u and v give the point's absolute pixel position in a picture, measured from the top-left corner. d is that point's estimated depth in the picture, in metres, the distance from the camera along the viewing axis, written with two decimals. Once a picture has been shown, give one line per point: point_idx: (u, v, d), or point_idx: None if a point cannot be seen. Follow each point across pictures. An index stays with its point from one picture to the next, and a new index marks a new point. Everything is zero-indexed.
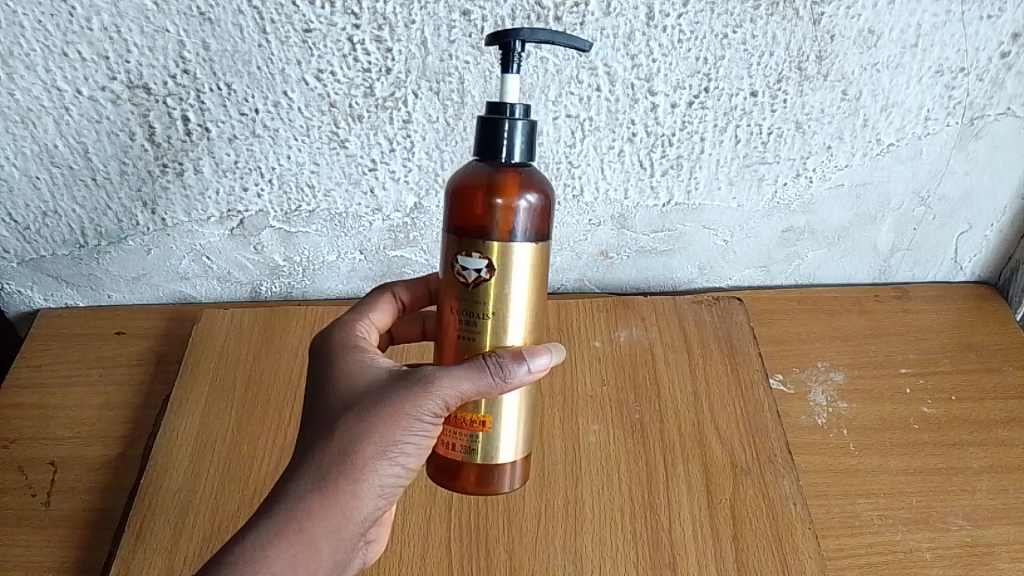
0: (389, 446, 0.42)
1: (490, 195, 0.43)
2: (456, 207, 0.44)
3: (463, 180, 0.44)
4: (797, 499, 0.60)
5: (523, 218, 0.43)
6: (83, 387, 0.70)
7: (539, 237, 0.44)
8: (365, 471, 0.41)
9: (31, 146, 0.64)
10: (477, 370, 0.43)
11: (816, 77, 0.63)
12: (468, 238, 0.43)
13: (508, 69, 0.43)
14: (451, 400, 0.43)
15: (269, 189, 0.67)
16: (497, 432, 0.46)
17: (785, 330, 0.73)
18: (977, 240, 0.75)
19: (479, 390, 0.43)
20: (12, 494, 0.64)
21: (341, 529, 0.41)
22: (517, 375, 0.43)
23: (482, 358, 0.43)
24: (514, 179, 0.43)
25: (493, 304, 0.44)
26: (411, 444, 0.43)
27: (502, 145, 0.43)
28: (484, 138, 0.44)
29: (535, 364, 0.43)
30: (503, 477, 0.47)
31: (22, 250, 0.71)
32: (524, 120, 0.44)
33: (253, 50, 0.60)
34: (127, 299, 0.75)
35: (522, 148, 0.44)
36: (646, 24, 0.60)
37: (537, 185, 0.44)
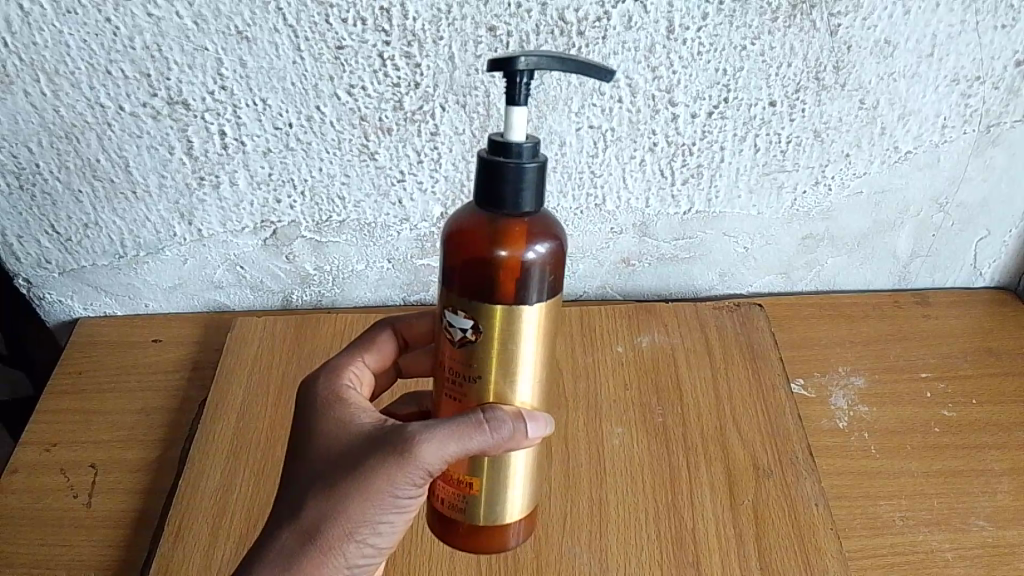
0: (361, 523, 0.43)
1: (496, 250, 0.41)
2: (458, 255, 0.42)
3: (467, 227, 0.42)
4: (819, 500, 0.61)
5: (532, 273, 0.41)
6: (122, 393, 0.73)
7: (548, 292, 0.42)
8: (335, 548, 0.43)
9: (74, 160, 0.67)
10: (464, 436, 0.41)
11: (834, 87, 0.65)
12: (474, 296, 0.41)
13: (513, 102, 0.39)
14: (433, 466, 0.42)
15: (301, 202, 0.70)
16: (486, 494, 0.45)
17: (804, 336, 0.75)
18: (996, 246, 0.77)
19: (466, 453, 0.42)
20: (54, 495, 0.66)
21: None
22: (506, 442, 0.42)
23: (473, 416, 0.42)
24: (522, 230, 0.41)
25: (499, 367, 0.42)
26: (393, 513, 0.43)
27: (507, 193, 0.40)
28: (488, 182, 0.41)
29: (530, 430, 0.43)
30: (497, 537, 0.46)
31: (64, 260, 0.74)
32: (533, 164, 0.40)
33: (288, 66, 0.62)
34: (164, 307, 0.79)
35: (530, 196, 0.41)
36: (666, 37, 0.61)
37: (545, 235, 0.42)
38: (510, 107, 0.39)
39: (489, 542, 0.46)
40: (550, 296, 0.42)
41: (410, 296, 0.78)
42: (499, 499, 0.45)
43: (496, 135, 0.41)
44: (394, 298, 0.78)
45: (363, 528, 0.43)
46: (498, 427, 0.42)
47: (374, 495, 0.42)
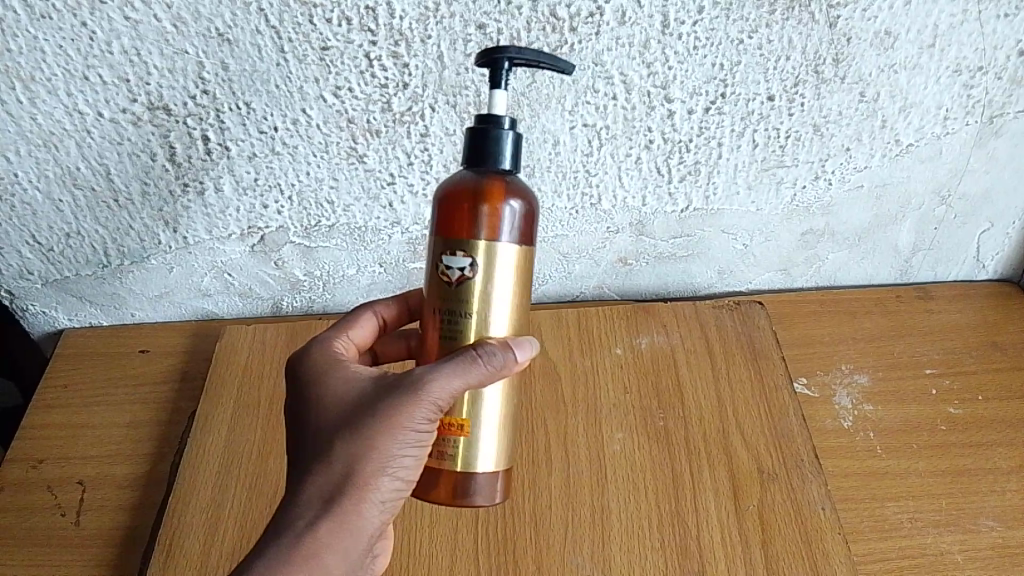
0: (389, 460, 0.42)
1: (476, 201, 0.44)
2: (443, 214, 0.45)
3: (451, 188, 0.45)
4: (826, 504, 0.60)
5: (506, 223, 0.44)
6: (109, 406, 0.71)
7: (522, 244, 0.45)
8: (369, 488, 0.42)
9: (53, 169, 0.65)
10: (467, 369, 0.42)
11: (834, 81, 0.63)
12: (454, 240, 0.44)
13: (497, 85, 0.45)
14: (444, 400, 0.42)
15: (288, 206, 0.68)
16: (478, 437, 0.45)
17: (806, 333, 0.73)
18: (999, 238, 0.75)
19: (469, 386, 0.43)
20: (41, 514, 0.64)
21: (353, 545, 0.41)
22: (504, 369, 0.43)
23: (470, 350, 0.43)
24: (499, 186, 0.44)
25: (476, 310, 0.44)
26: (418, 453, 0.43)
27: (490, 151, 0.45)
28: (473, 147, 0.45)
29: (520, 354, 0.44)
30: (478, 491, 0.45)
31: (46, 271, 0.72)
32: (511, 131, 0.45)
33: (272, 69, 0.60)
34: (151, 317, 0.77)
35: (508, 159, 0.45)
36: (661, 32, 0.60)
37: (520, 195, 0.45)
38: (495, 89, 0.46)
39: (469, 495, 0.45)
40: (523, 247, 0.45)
41: None
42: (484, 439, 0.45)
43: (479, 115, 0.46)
44: None
45: (393, 467, 0.42)
46: (494, 354, 0.43)
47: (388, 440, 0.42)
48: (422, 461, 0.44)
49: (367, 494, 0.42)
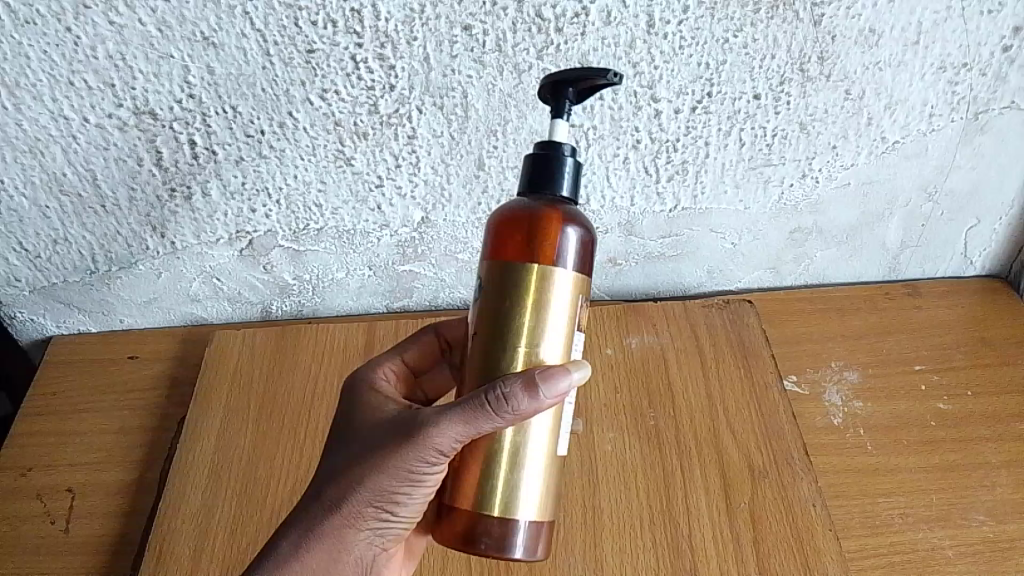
0: (378, 494, 0.44)
1: (532, 224, 0.43)
2: (496, 239, 0.45)
3: (507, 211, 0.45)
4: (816, 500, 0.60)
5: (565, 248, 0.43)
6: (100, 413, 0.71)
7: (580, 273, 0.44)
8: (353, 516, 0.44)
9: (40, 175, 0.64)
10: (478, 417, 0.41)
11: (819, 78, 0.63)
12: (507, 266, 0.43)
13: (559, 116, 0.45)
14: (446, 446, 0.42)
15: (276, 210, 0.68)
16: (516, 485, 0.43)
17: (795, 331, 0.74)
18: (986, 235, 0.76)
19: (483, 432, 0.42)
20: (31, 522, 0.64)
21: (336, 562, 0.45)
22: (526, 414, 0.41)
23: (486, 395, 0.41)
24: (558, 211, 0.44)
25: (525, 332, 0.43)
26: (412, 491, 0.44)
27: (550, 175, 0.44)
28: (533, 175, 0.45)
29: (551, 391, 0.41)
30: (509, 542, 0.43)
31: (34, 278, 0.71)
32: (572, 158, 0.45)
33: (257, 72, 0.60)
34: (140, 323, 0.76)
35: (569, 188, 0.45)
36: (647, 32, 0.60)
37: (581, 225, 0.45)
38: (556, 118, 0.46)
39: (504, 542, 0.43)
40: (580, 276, 0.44)
41: (394, 303, 0.77)
42: (526, 479, 0.43)
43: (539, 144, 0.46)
44: (376, 305, 0.77)
45: (381, 501, 0.44)
46: (512, 404, 0.41)
47: (383, 478, 0.43)
48: (420, 496, 0.45)
49: (355, 524, 0.45)
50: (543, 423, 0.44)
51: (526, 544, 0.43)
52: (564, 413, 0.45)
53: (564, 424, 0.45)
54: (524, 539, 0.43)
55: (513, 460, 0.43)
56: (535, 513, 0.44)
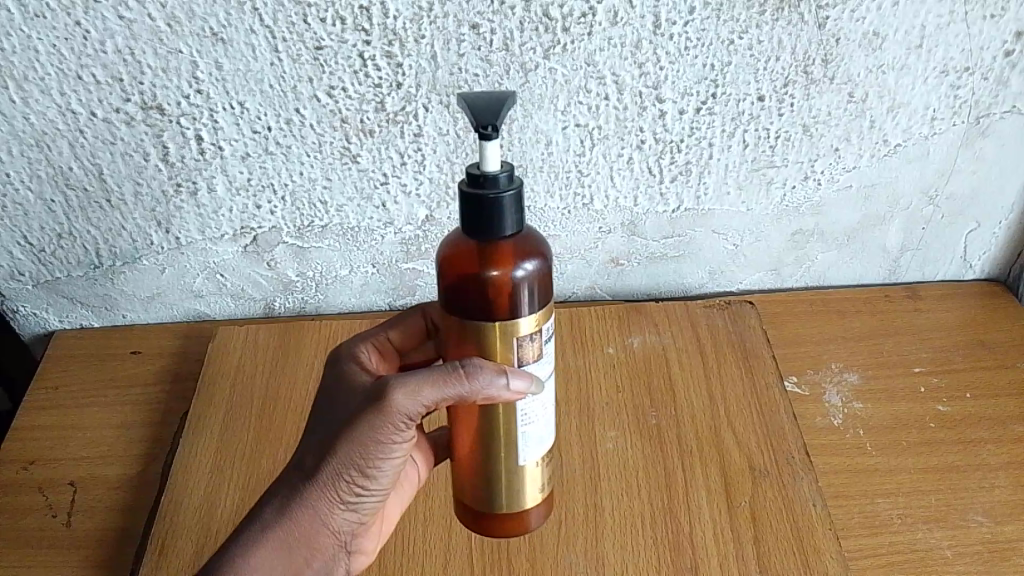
0: (351, 466, 0.44)
1: (485, 269, 0.41)
2: (449, 279, 0.42)
3: (456, 253, 0.42)
4: (816, 499, 0.60)
5: (522, 293, 0.42)
6: (101, 407, 0.71)
7: (541, 305, 0.43)
8: (328, 487, 0.44)
9: (46, 169, 0.65)
10: (439, 382, 0.42)
11: (823, 81, 0.64)
12: (467, 311, 0.42)
13: (488, 139, 0.39)
14: (411, 410, 0.43)
15: (282, 207, 0.68)
16: (519, 482, 0.47)
17: (797, 331, 0.75)
18: (986, 239, 0.76)
19: (444, 398, 0.42)
20: (32, 515, 0.63)
21: (315, 532, 0.45)
22: (487, 396, 0.42)
23: (452, 364, 0.42)
24: (510, 253, 0.41)
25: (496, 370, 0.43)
26: (384, 459, 0.44)
27: (492, 219, 0.40)
28: (468, 214, 0.41)
29: (512, 383, 0.42)
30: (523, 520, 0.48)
31: (38, 272, 0.72)
32: (510, 191, 0.40)
33: (266, 68, 0.60)
34: (142, 318, 0.77)
35: (512, 222, 0.41)
36: (653, 33, 0.60)
37: (533, 251, 0.42)
38: (485, 142, 0.39)
39: (515, 524, 0.48)
40: (542, 308, 0.43)
41: (397, 300, 0.77)
42: (525, 481, 0.47)
43: (474, 167, 0.41)
44: (379, 302, 0.76)
45: (354, 472, 0.44)
46: (475, 374, 0.41)
47: (355, 448, 0.44)
48: (392, 464, 0.45)
49: (330, 496, 0.45)
50: (531, 436, 0.46)
51: (535, 517, 0.49)
52: (549, 414, 0.46)
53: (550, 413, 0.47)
54: (531, 517, 0.48)
55: (512, 472, 0.46)
56: (540, 495, 0.48)
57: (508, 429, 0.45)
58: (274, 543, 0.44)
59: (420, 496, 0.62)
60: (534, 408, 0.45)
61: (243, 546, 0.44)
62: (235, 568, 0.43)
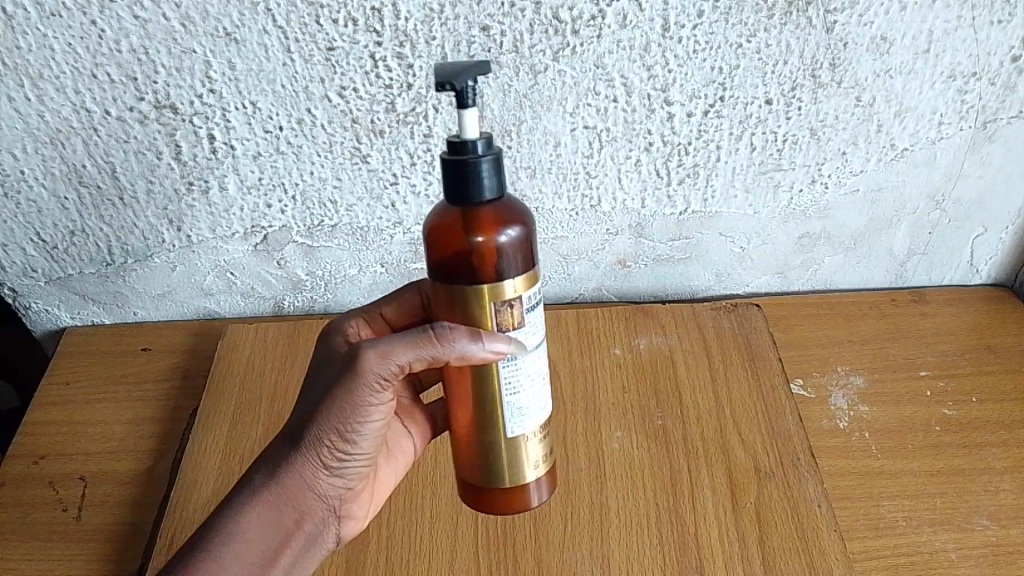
0: (331, 430, 0.45)
1: (467, 236, 0.42)
2: (434, 251, 0.43)
3: (438, 223, 0.43)
4: (821, 501, 0.60)
5: (505, 256, 0.42)
6: (112, 403, 0.71)
7: (525, 270, 0.43)
8: (309, 452, 0.45)
9: (60, 166, 0.65)
10: (412, 343, 0.43)
11: (831, 85, 0.64)
12: (453, 279, 0.43)
13: (464, 105, 0.40)
14: (386, 372, 0.44)
15: (292, 206, 0.69)
16: (516, 454, 0.47)
17: (804, 334, 0.75)
18: (993, 243, 0.76)
19: (419, 360, 0.43)
20: (43, 509, 0.64)
21: (300, 495, 0.46)
22: (460, 356, 0.42)
23: (426, 326, 0.43)
24: (491, 218, 0.42)
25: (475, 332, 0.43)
26: (364, 422, 0.45)
27: (473, 184, 0.41)
28: (449, 181, 0.41)
29: (490, 346, 0.42)
30: (524, 495, 0.48)
31: (50, 269, 0.73)
32: (488, 155, 0.41)
33: (278, 69, 0.61)
34: (153, 316, 0.78)
35: (490, 187, 0.41)
36: (661, 36, 0.61)
37: (515, 218, 0.43)
38: (461, 109, 0.40)
39: (514, 500, 0.48)
40: (527, 273, 0.43)
41: None
42: (521, 452, 0.47)
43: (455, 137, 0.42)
44: None
45: (335, 435, 0.45)
46: (447, 336, 0.42)
47: (335, 411, 0.44)
48: (373, 426, 0.46)
49: (313, 459, 0.46)
50: (526, 407, 0.46)
51: (536, 491, 0.49)
52: (542, 386, 0.47)
53: (542, 381, 0.47)
54: (531, 493, 0.48)
55: (508, 442, 0.46)
56: (538, 467, 0.48)
57: (498, 399, 0.45)
58: (263, 506, 0.45)
59: (426, 493, 0.62)
60: (524, 379, 0.45)
61: (232, 510, 0.45)
62: (225, 530, 0.44)
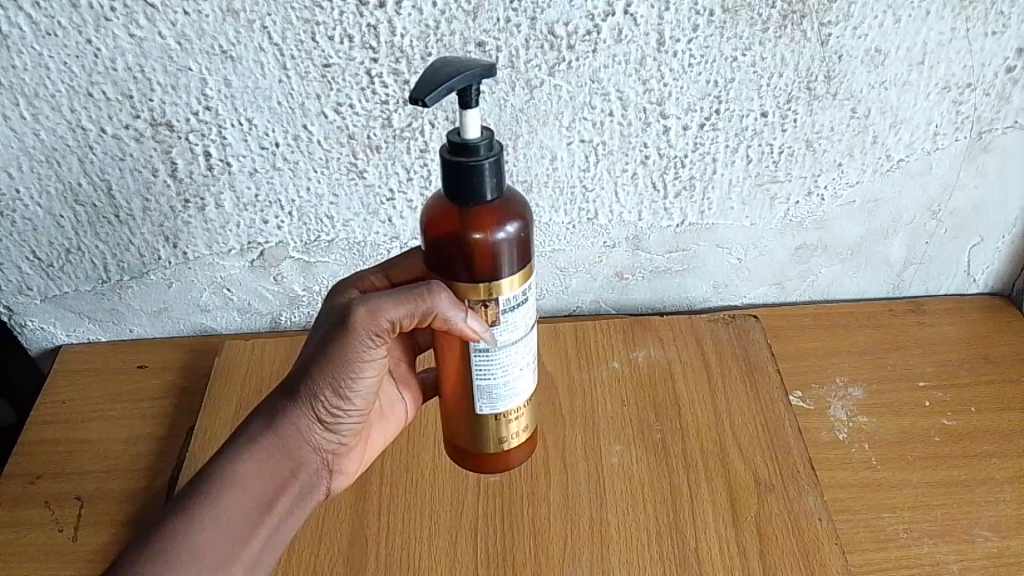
0: (330, 381, 0.46)
1: (466, 233, 0.43)
2: (433, 241, 0.44)
3: (437, 216, 0.44)
4: (822, 514, 0.60)
5: (502, 254, 0.44)
6: (108, 422, 0.71)
7: (521, 264, 0.45)
8: (307, 403, 0.46)
9: (55, 185, 0.65)
10: (404, 298, 0.44)
11: (825, 97, 0.64)
12: (452, 270, 0.44)
13: (468, 107, 0.40)
14: (379, 326, 0.45)
15: (289, 222, 0.69)
16: (496, 428, 0.50)
17: (801, 346, 0.75)
18: (989, 253, 0.76)
19: (407, 317, 0.45)
20: (39, 530, 0.63)
21: (295, 447, 0.46)
22: (443, 321, 0.44)
23: (418, 284, 0.44)
24: (490, 215, 0.43)
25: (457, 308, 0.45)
26: (361, 373, 0.46)
27: (474, 186, 0.42)
28: (451, 179, 0.42)
29: (469, 322, 0.44)
30: (506, 458, 0.52)
31: (46, 287, 0.72)
32: (490, 157, 0.41)
33: (274, 85, 0.61)
34: (149, 332, 0.77)
35: (491, 188, 0.42)
36: (657, 50, 0.61)
37: (512, 213, 0.44)
38: (464, 110, 0.40)
39: (499, 461, 0.52)
40: (523, 267, 0.45)
41: None
42: (501, 425, 0.50)
43: (457, 134, 0.42)
44: None
45: (333, 387, 0.46)
46: (430, 296, 0.44)
47: (332, 364, 0.45)
48: (369, 378, 0.47)
49: (309, 411, 0.46)
50: (506, 390, 0.48)
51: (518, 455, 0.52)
52: (520, 373, 0.48)
53: (522, 364, 0.48)
54: (514, 455, 0.52)
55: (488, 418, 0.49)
56: (520, 434, 0.51)
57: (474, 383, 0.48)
58: (256, 454, 0.45)
59: (425, 507, 0.62)
60: (499, 368, 0.47)
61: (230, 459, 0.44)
62: (223, 478, 0.44)
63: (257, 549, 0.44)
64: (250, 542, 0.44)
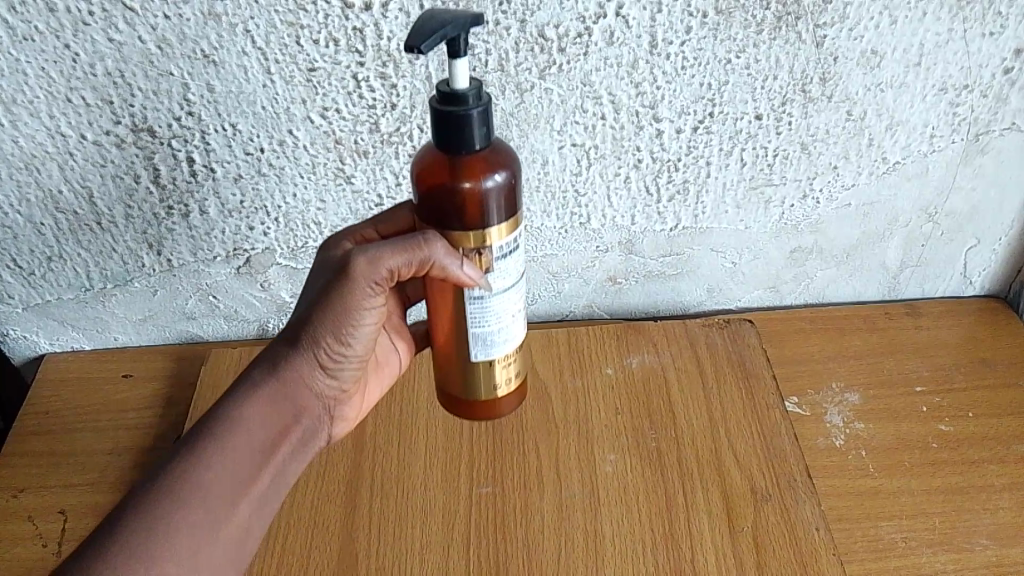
0: (335, 325, 0.45)
1: (456, 182, 0.42)
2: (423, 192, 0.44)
3: (427, 167, 0.43)
4: (820, 524, 0.59)
5: (490, 204, 0.43)
6: (93, 433, 0.70)
7: (509, 214, 0.44)
8: (307, 348, 0.45)
9: (36, 192, 0.64)
10: (402, 248, 0.43)
11: (821, 99, 0.63)
12: (441, 220, 0.44)
13: (456, 57, 0.39)
14: (380, 274, 0.45)
15: (275, 228, 0.67)
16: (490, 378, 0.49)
17: (797, 350, 0.74)
18: (985, 256, 0.75)
19: (405, 266, 0.44)
20: (22, 545, 0.62)
21: (296, 394, 0.46)
22: (440, 269, 0.43)
23: (415, 233, 0.44)
24: (479, 163, 0.42)
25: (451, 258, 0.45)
26: (362, 319, 0.46)
27: (463, 136, 0.41)
28: (440, 129, 0.41)
29: (465, 269, 0.44)
30: (496, 407, 0.51)
31: (28, 295, 0.71)
32: (479, 106, 0.41)
33: (258, 90, 0.59)
34: (134, 340, 0.76)
35: (480, 137, 0.42)
36: (649, 52, 0.59)
37: (501, 163, 0.43)
38: (453, 61, 0.40)
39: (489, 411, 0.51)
40: (511, 218, 0.44)
41: None
42: (493, 374, 0.49)
43: (445, 84, 0.41)
44: None
45: (336, 333, 0.45)
46: (428, 245, 0.43)
47: (334, 310, 0.45)
48: (371, 324, 0.47)
49: (309, 356, 0.45)
50: (499, 339, 0.48)
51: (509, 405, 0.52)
52: (513, 321, 0.48)
53: (514, 310, 0.48)
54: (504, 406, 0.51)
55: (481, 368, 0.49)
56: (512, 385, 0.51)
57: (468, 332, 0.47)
58: (258, 400, 0.44)
59: (416, 519, 0.61)
60: (492, 317, 0.47)
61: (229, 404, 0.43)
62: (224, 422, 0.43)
63: (262, 492, 0.43)
64: (257, 485, 0.43)
